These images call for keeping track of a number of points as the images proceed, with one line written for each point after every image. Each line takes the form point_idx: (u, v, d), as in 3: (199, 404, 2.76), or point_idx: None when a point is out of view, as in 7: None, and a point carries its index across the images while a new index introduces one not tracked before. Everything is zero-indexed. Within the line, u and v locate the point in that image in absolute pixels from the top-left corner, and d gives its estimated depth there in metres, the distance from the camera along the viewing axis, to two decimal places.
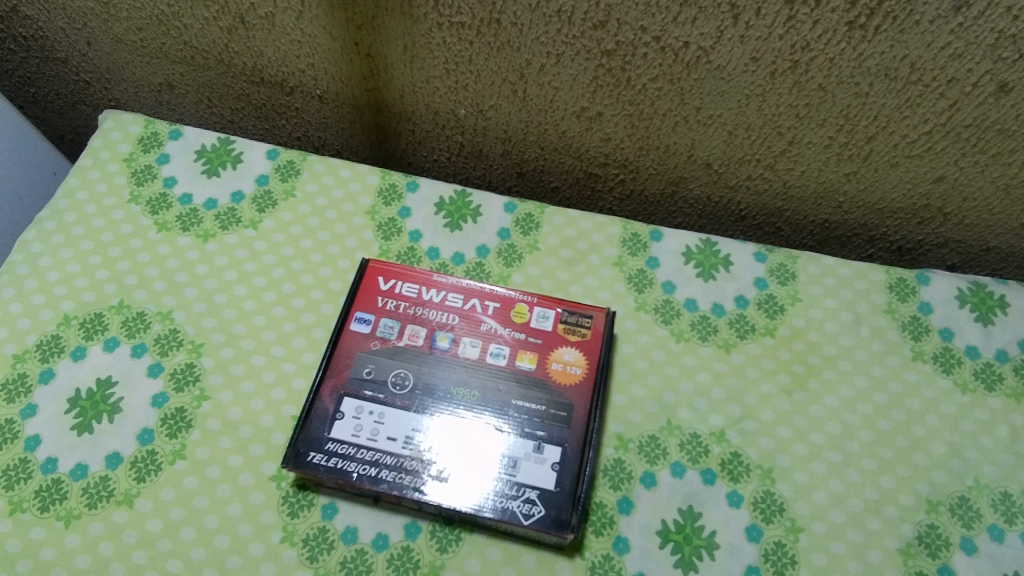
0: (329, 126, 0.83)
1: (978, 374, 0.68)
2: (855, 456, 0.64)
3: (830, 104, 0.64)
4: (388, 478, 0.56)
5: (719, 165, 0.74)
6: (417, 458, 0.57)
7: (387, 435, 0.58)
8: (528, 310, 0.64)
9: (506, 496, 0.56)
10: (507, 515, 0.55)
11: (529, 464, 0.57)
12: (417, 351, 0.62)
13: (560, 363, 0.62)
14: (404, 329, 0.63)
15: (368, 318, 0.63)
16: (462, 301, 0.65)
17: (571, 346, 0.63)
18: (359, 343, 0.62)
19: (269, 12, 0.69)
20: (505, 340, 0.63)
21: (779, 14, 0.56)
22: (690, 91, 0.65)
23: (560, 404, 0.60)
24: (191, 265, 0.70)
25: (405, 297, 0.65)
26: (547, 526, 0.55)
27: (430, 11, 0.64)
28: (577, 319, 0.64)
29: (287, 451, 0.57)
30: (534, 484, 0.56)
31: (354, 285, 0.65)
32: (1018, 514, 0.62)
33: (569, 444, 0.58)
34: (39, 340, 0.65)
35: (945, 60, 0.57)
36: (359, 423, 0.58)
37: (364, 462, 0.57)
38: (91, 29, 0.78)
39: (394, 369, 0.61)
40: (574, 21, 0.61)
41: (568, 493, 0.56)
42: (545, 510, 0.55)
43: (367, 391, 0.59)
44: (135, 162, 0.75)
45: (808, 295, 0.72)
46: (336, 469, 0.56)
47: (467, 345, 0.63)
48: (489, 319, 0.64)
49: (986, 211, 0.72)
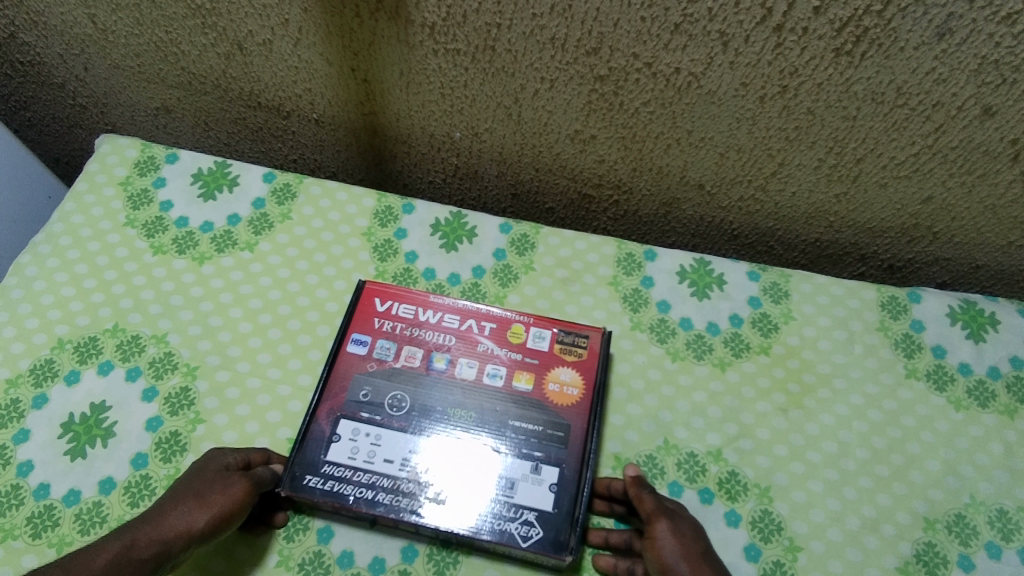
0: (325, 149, 0.84)
1: (971, 391, 0.69)
2: (851, 474, 0.64)
3: (818, 127, 0.65)
4: (385, 501, 0.56)
5: (711, 185, 0.75)
6: (414, 480, 0.57)
7: (384, 458, 0.58)
8: (524, 331, 0.65)
9: (504, 518, 0.56)
10: (505, 537, 0.55)
11: (526, 486, 0.57)
12: (414, 372, 0.62)
13: (557, 384, 0.62)
14: (401, 350, 0.63)
15: (365, 340, 0.63)
16: (459, 322, 0.65)
17: (567, 366, 0.63)
18: (355, 365, 0.62)
19: (266, 39, 0.70)
20: (502, 361, 0.63)
21: (767, 41, 0.57)
22: (682, 114, 0.66)
23: (556, 424, 0.60)
24: (186, 288, 0.70)
25: (401, 317, 0.65)
26: (546, 548, 0.54)
27: (425, 39, 0.65)
28: (573, 339, 0.64)
29: (283, 475, 0.57)
30: (531, 505, 0.56)
31: (350, 307, 0.65)
32: (1015, 531, 0.62)
33: (566, 465, 0.58)
34: (32, 365, 0.65)
35: (929, 84, 0.58)
36: (356, 445, 0.58)
37: (361, 484, 0.57)
38: (89, 55, 0.79)
39: (390, 391, 0.61)
40: (567, 48, 0.62)
41: (566, 514, 0.56)
42: (543, 531, 0.55)
43: (364, 413, 0.60)
44: (132, 186, 0.76)
45: (801, 313, 0.72)
46: (332, 492, 0.56)
47: (464, 366, 0.63)
48: (486, 339, 0.64)
49: (975, 230, 0.73)
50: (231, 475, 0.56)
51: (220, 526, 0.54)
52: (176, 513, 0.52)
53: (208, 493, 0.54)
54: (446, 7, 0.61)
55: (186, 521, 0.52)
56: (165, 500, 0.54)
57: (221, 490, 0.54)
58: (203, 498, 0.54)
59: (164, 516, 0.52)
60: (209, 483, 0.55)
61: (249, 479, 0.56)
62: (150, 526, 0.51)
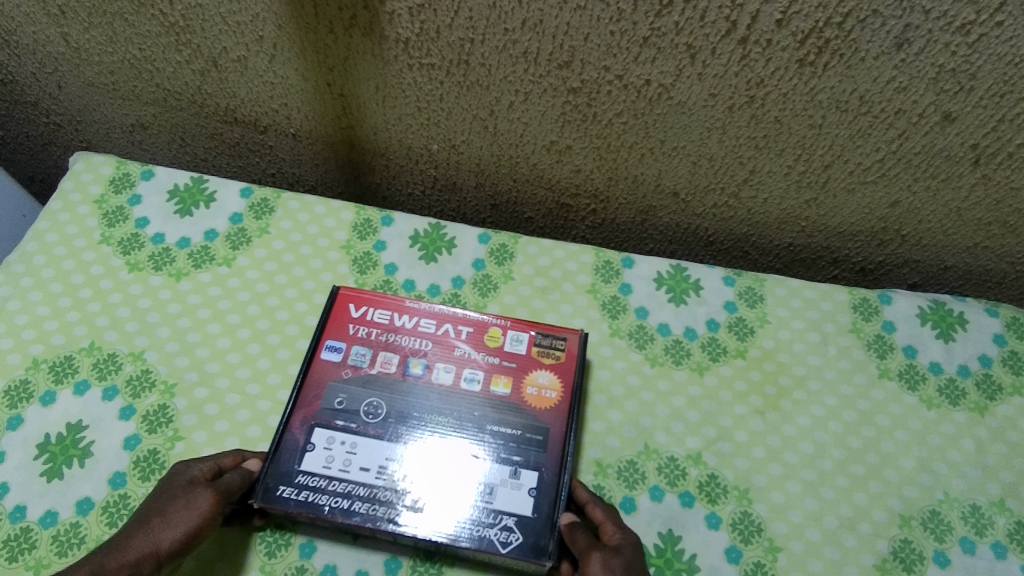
0: (303, 163, 0.84)
1: (942, 390, 0.70)
2: (828, 474, 0.65)
3: (786, 134, 0.66)
4: (361, 510, 0.56)
5: (685, 193, 0.76)
6: (391, 488, 0.57)
7: (360, 466, 0.58)
8: (502, 335, 0.65)
9: (482, 524, 0.56)
10: (483, 543, 0.55)
11: (505, 491, 0.57)
12: (389, 377, 0.62)
13: (535, 387, 0.62)
14: (377, 356, 0.63)
15: (340, 346, 0.63)
16: (436, 327, 0.65)
17: (545, 369, 0.63)
18: (330, 371, 0.62)
19: (241, 55, 0.70)
20: (479, 365, 0.64)
21: (733, 53, 0.58)
22: (654, 124, 0.68)
23: (534, 429, 0.60)
24: (163, 304, 0.70)
25: (376, 323, 0.65)
26: (525, 553, 0.55)
27: (400, 54, 0.66)
28: (551, 342, 0.65)
29: (255, 486, 0.56)
30: (511, 510, 0.56)
31: (325, 312, 0.65)
32: (988, 526, 0.64)
33: (545, 470, 0.58)
34: (7, 386, 0.64)
35: (891, 93, 0.60)
36: (331, 454, 0.58)
37: (336, 494, 0.56)
38: (62, 74, 0.78)
39: (366, 398, 0.61)
40: (539, 61, 0.63)
41: (545, 518, 0.56)
42: (522, 537, 0.55)
43: (339, 421, 0.59)
44: (107, 204, 0.76)
45: (776, 317, 0.74)
46: (307, 503, 0.56)
47: (441, 371, 0.63)
48: (463, 343, 0.65)
49: (941, 232, 0.75)
50: (195, 487, 0.54)
51: (190, 542, 0.52)
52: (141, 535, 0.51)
53: (173, 510, 0.52)
54: (419, 23, 0.62)
55: (152, 542, 0.51)
56: (130, 526, 0.52)
57: (186, 504, 0.53)
58: (168, 517, 0.52)
59: (128, 544, 0.50)
60: (173, 499, 0.53)
61: (214, 488, 0.54)
62: (114, 552, 0.50)
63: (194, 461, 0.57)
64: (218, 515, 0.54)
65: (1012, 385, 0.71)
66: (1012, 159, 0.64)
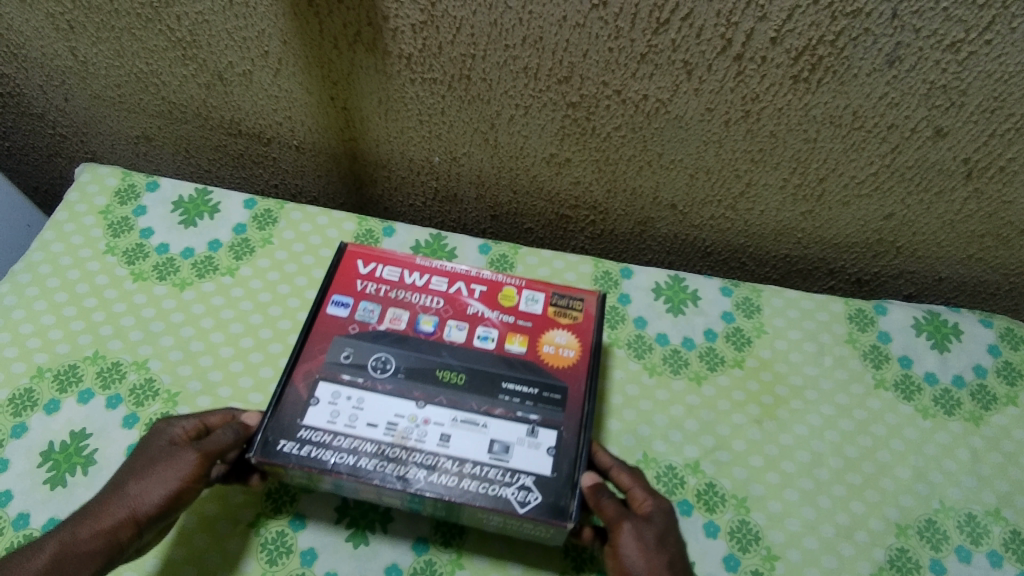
0: (306, 174, 0.86)
1: (937, 400, 0.71)
2: (825, 483, 0.66)
3: (781, 148, 0.67)
4: (369, 467, 0.52)
5: (683, 205, 0.77)
6: (400, 445, 0.53)
7: (366, 422, 0.54)
8: (516, 294, 0.62)
9: (499, 483, 0.52)
10: (500, 502, 0.51)
11: (523, 449, 0.53)
12: (399, 334, 0.59)
13: (552, 346, 0.59)
14: (385, 312, 0.60)
15: (346, 302, 0.60)
16: (447, 285, 0.62)
17: (562, 329, 0.60)
18: (336, 327, 0.58)
19: (246, 69, 0.71)
20: (493, 323, 0.60)
21: (728, 69, 0.60)
22: (651, 138, 0.69)
23: (553, 387, 0.57)
24: (166, 313, 0.71)
25: (385, 279, 0.62)
26: (544, 513, 0.51)
27: (402, 68, 0.67)
28: (567, 302, 0.61)
29: (254, 440, 0.52)
30: (529, 469, 0.53)
31: (331, 268, 0.62)
32: (984, 534, 0.64)
33: (566, 428, 0.55)
34: (11, 394, 0.65)
35: (883, 108, 0.61)
36: (336, 409, 0.54)
37: (342, 450, 0.52)
38: (69, 87, 0.80)
39: (374, 353, 0.57)
40: (539, 76, 0.64)
41: (566, 478, 0.52)
42: (541, 496, 0.52)
43: (344, 375, 0.56)
44: (112, 215, 0.77)
45: (773, 327, 0.75)
46: (309, 458, 0.52)
47: (454, 329, 0.60)
48: (476, 301, 0.62)
49: (936, 244, 0.76)
50: (179, 448, 0.53)
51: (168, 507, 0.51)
52: (118, 500, 0.50)
53: (155, 473, 0.52)
54: (422, 39, 0.63)
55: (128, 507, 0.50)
56: (107, 490, 0.52)
57: (168, 466, 0.52)
58: (149, 479, 0.51)
59: (103, 511, 0.50)
60: (156, 461, 0.52)
61: (199, 448, 0.53)
62: (89, 518, 0.49)
63: (179, 422, 0.56)
64: (202, 477, 0.53)
65: (1006, 395, 0.72)
66: (1004, 173, 0.65)
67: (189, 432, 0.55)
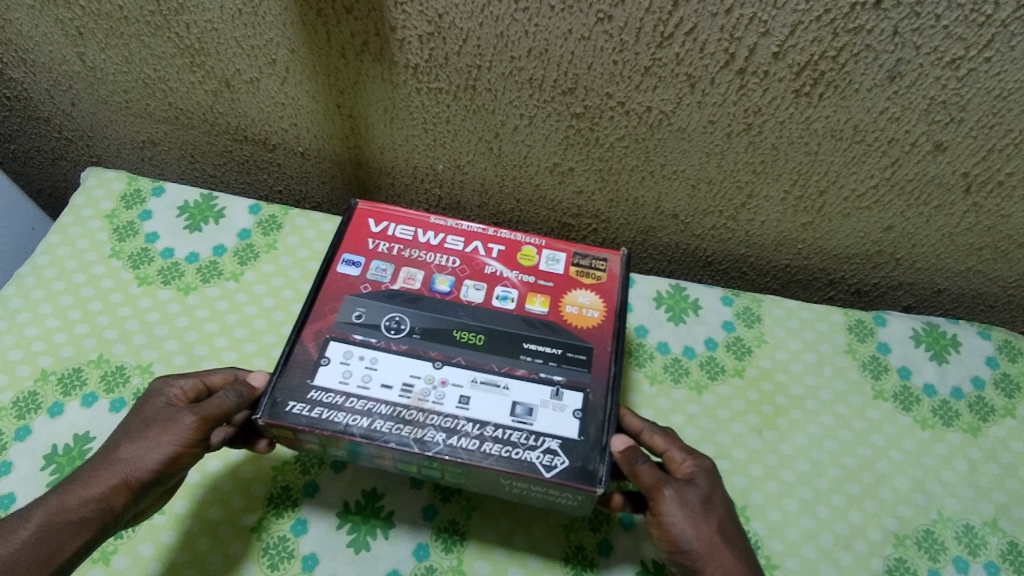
0: (310, 180, 0.86)
1: (935, 410, 0.72)
2: (824, 492, 0.66)
3: (783, 160, 0.68)
4: (385, 429, 0.51)
5: (684, 215, 0.78)
6: (418, 407, 0.52)
7: (380, 382, 0.53)
8: (536, 254, 0.63)
9: (523, 446, 0.51)
10: (524, 466, 0.50)
11: (547, 412, 0.53)
12: (414, 293, 0.59)
13: (575, 306, 0.59)
14: (399, 272, 0.60)
15: (358, 261, 0.60)
16: (463, 245, 0.63)
17: (585, 289, 0.60)
18: (347, 285, 0.59)
19: (254, 77, 0.72)
20: (512, 283, 0.61)
21: (731, 83, 0.60)
22: (654, 149, 0.69)
23: (577, 348, 0.56)
24: (171, 318, 0.71)
25: (398, 238, 0.62)
26: (571, 477, 0.50)
27: (409, 78, 0.67)
28: (590, 261, 0.62)
29: (262, 402, 0.51)
30: (554, 433, 0.52)
31: (342, 227, 0.62)
32: (981, 545, 0.65)
33: (592, 390, 0.54)
34: (15, 397, 0.65)
35: (884, 122, 0.61)
36: (348, 368, 0.54)
37: (355, 412, 0.51)
38: (76, 91, 0.80)
39: (387, 313, 0.57)
40: (544, 87, 0.65)
41: (594, 442, 0.51)
42: (568, 460, 0.50)
43: (357, 335, 0.55)
44: (117, 219, 0.77)
45: (773, 337, 0.75)
46: (320, 420, 0.51)
47: (470, 289, 0.60)
48: (493, 261, 0.62)
49: (934, 256, 0.77)
50: (176, 411, 0.53)
51: (161, 474, 0.51)
52: (109, 467, 0.50)
53: (150, 435, 0.52)
54: (428, 49, 0.64)
55: (120, 475, 0.50)
56: (100, 454, 0.52)
57: (163, 430, 0.52)
58: (143, 442, 0.51)
59: (94, 478, 0.50)
60: (152, 423, 0.52)
61: (196, 411, 0.52)
62: (79, 486, 0.50)
63: (176, 385, 0.56)
64: (198, 442, 0.53)
65: (1004, 407, 0.72)
66: (1002, 187, 0.66)
67: (188, 392, 0.56)
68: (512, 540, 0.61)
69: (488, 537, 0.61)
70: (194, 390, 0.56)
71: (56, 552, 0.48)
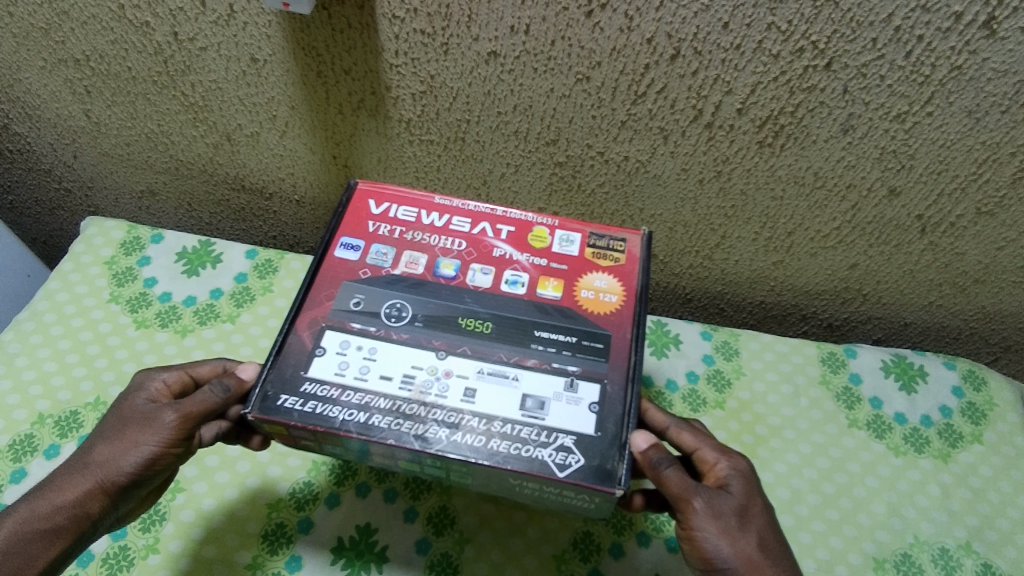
0: (305, 227, 0.90)
1: (907, 438, 0.75)
2: (806, 518, 0.69)
3: (752, 205, 0.73)
4: (383, 425, 0.51)
5: (663, 255, 0.82)
6: (418, 401, 0.52)
7: (378, 376, 0.53)
8: (549, 235, 0.61)
9: (536, 444, 0.50)
10: (537, 465, 0.50)
11: (560, 405, 0.52)
12: (416, 278, 0.58)
13: (591, 290, 0.58)
14: (400, 257, 0.59)
15: (357, 244, 0.60)
16: (470, 226, 0.61)
17: (603, 272, 0.59)
18: (345, 270, 0.58)
19: (254, 131, 0.76)
20: (523, 267, 0.59)
21: (700, 135, 0.65)
22: (632, 195, 0.74)
23: (593, 335, 0.56)
24: (168, 360, 0.74)
25: (399, 221, 0.62)
26: (588, 476, 0.49)
27: (402, 131, 0.72)
28: (608, 242, 0.61)
29: (252, 395, 0.52)
30: (567, 429, 0.51)
31: (342, 208, 0.62)
32: (956, 568, 0.68)
33: (609, 382, 0.53)
34: (11, 441, 0.67)
35: (841, 170, 0.67)
36: (344, 359, 0.54)
37: (352, 406, 0.51)
38: (79, 144, 0.83)
39: (387, 300, 0.57)
40: (529, 139, 0.70)
41: (611, 438, 0.51)
42: (583, 459, 0.50)
43: (355, 323, 0.55)
44: (116, 265, 0.80)
45: (750, 369, 0.79)
46: (313, 415, 0.51)
47: (477, 273, 0.59)
48: (503, 243, 0.61)
49: (899, 292, 0.82)
50: (155, 409, 0.53)
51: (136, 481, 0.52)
52: (79, 478, 0.51)
53: (127, 435, 0.52)
54: (420, 106, 0.68)
55: (92, 482, 0.51)
56: (75, 458, 0.52)
57: (140, 428, 0.52)
58: (119, 444, 0.52)
59: (67, 483, 0.51)
60: (130, 422, 0.53)
61: (178, 409, 0.53)
62: (51, 494, 0.50)
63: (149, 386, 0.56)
64: (179, 440, 0.53)
65: (972, 433, 0.76)
66: (954, 228, 0.71)
67: (171, 387, 0.57)
68: (503, 572, 0.63)
69: (480, 569, 0.63)
70: (178, 384, 0.57)
71: (29, 562, 0.48)
